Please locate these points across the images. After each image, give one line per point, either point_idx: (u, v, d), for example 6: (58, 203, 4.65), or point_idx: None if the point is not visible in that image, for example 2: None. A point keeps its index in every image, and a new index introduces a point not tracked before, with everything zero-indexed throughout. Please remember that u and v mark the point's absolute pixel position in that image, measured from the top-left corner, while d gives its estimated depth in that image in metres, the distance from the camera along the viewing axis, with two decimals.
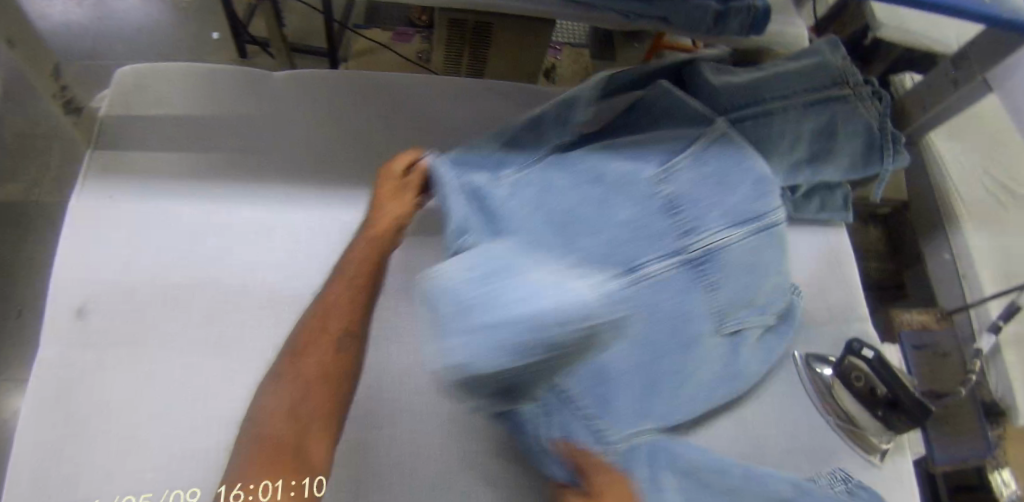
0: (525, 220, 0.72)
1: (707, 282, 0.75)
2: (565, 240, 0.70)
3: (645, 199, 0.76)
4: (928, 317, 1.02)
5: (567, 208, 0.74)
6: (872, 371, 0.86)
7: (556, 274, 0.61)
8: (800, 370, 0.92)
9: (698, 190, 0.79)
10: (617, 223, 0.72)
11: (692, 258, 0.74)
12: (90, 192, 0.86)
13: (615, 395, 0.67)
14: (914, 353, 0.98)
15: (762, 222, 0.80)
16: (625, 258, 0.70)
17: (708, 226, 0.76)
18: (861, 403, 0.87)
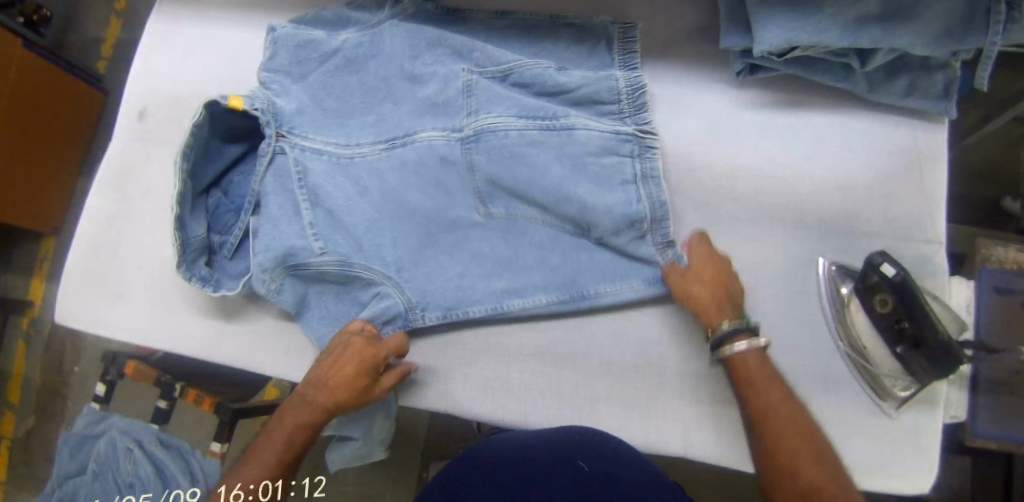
0: (401, 100, 0.81)
1: (514, 193, 0.76)
2: (387, 122, 0.80)
3: (511, 92, 0.78)
4: None
5: (423, 98, 0.79)
6: (896, 294, 0.71)
7: (346, 144, 0.80)
8: (818, 281, 0.79)
9: (544, 92, 0.78)
10: (415, 96, 0.80)
11: (474, 133, 0.75)
12: (160, 14, 0.96)
13: (463, 269, 0.78)
14: (990, 296, 0.80)
15: (632, 138, 0.73)
16: (404, 128, 0.79)
17: (495, 110, 0.76)
18: (880, 333, 0.75)
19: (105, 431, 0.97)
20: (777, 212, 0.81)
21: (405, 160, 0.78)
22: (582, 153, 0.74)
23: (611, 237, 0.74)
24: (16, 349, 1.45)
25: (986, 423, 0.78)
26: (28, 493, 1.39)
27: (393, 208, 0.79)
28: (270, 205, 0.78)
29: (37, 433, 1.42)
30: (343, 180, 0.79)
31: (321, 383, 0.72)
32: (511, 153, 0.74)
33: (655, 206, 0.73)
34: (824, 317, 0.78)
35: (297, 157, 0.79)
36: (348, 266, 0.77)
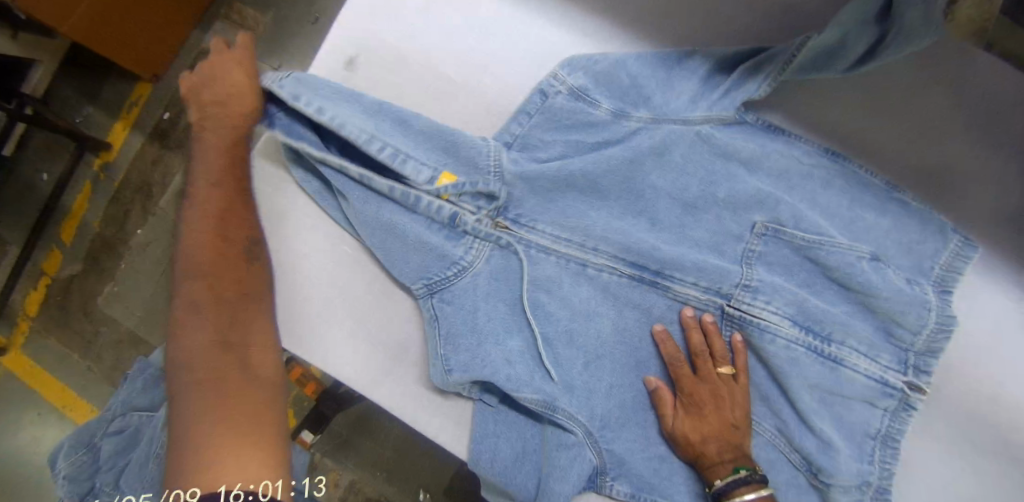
0: (663, 225, 0.69)
1: (757, 394, 0.68)
2: (636, 241, 0.66)
3: (796, 275, 0.67)
4: None
5: (694, 239, 0.68)
6: None
7: (586, 247, 0.68)
8: None
9: (826, 293, 0.68)
10: (681, 231, 0.68)
11: (741, 318, 0.65)
12: None
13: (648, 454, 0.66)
14: None
15: (898, 393, 0.67)
16: (659, 263, 0.66)
17: (776, 304, 0.65)
18: None
19: None
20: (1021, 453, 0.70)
21: (640, 307, 0.68)
22: (837, 391, 0.67)
23: (837, 495, 0.65)
24: (82, 188, 1.32)
25: None
26: (60, 338, 1.35)
27: (617, 352, 0.67)
28: (490, 290, 0.68)
29: (86, 281, 1.33)
30: (569, 294, 0.68)
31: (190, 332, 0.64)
32: (768, 365, 0.66)
33: (884, 473, 0.67)
34: None
35: (535, 244, 0.69)
36: (552, 410, 0.63)
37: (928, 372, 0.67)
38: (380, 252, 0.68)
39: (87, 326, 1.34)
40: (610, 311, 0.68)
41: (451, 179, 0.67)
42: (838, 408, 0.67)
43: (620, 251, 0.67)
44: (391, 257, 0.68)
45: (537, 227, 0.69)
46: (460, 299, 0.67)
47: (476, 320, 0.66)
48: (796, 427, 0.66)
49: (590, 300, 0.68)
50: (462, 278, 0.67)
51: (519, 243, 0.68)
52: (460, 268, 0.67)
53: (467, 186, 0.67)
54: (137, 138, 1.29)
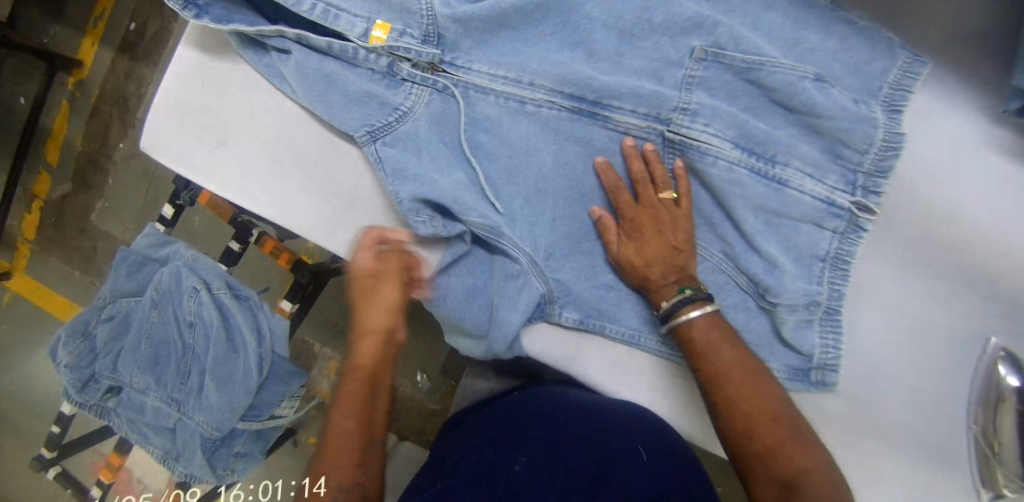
0: (604, 59, 0.68)
1: (703, 220, 0.69)
2: (573, 72, 0.66)
3: (739, 100, 0.67)
4: None
5: (632, 69, 0.67)
6: None
7: (524, 83, 0.68)
8: (981, 358, 0.73)
9: (771, 116, 0.67)
10: (621, 63, 0.67)
11: (681, 142, 0.66)
12: None
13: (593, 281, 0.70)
14: None
15: (846, 213, 0.66)
16: (597, 93, 0.66)
17: (715, 125, 0.65)
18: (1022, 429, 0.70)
19: (168, 260, 0.91)
20: (975, 271, 0.71)
21: (582, 139, 0.68)
22: (784, 214, 0.66)
23: (783, 314, 0.67)
24: (60, 107, 1.34)
25: None
26: (60, 258, 1.39)
27: (558, 183, 0.69)
28: (434, 133, 0.69)
29: (78, 199, 1.37)
30: (512, 131, 0.69)
31: (365, 337, 0.64)
32: (712, 188, 0.67)
33: (832, 295, 0.68)
34: (970, 393, 0.73)
35: (476, 85, 0.69)
36: (497, 237, 0.66)
37: (879, 193, 0.67)
38: (320, 104, 0.69)
39: (85, 245, 1.38)
40: (551, 144, 0.69)
41: (386, 28, 0.67)
42: (786, 230, 0.67)
43: (557, 85, 0.67)
44: (332, 109, 0.69)
45: (475, 69, 0.69)
46: (405, 142, 0.69)
47: (422, 159, 0.68)
48: (739, 249, 0.68)
49: (533, 135, 0.69)
50: (404, 123, 0.69)
51: (457, 87, 0.69)
52: (401, 113, 0.69)
53: (400, 35, 0.67)
54: (106, 52, 1.29)
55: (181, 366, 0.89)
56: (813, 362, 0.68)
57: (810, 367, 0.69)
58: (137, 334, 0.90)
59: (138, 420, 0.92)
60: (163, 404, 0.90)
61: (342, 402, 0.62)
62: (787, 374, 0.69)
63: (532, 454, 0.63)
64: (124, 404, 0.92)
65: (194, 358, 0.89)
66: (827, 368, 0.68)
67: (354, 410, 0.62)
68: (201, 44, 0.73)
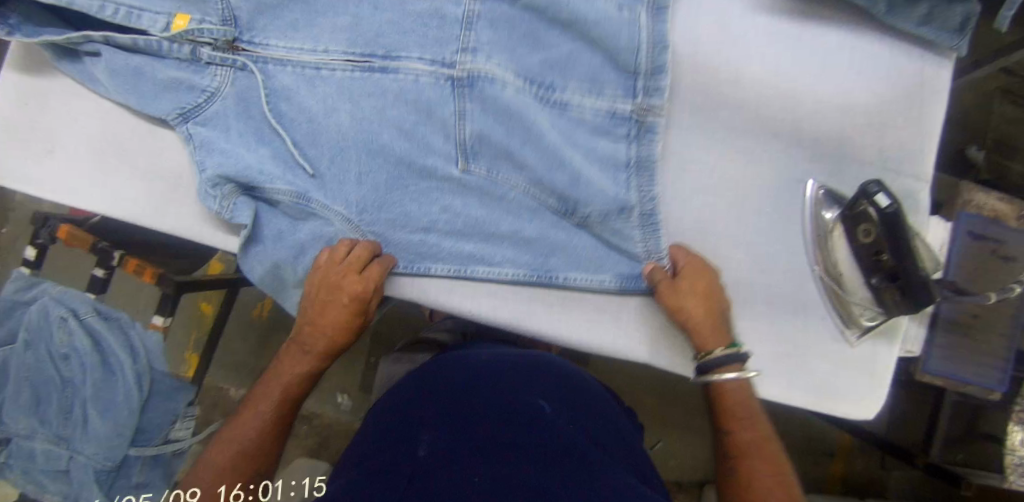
0: (387, 8, 0.71)
1: (502, 153, 0.70)
2: (364, 30, 0.71)
3: (519, 28, 0.70)
4: (1009, 208, 0.83)
5: (416, 13, 0.70)
6: (881, 225, 0.70)
7: (314, 46, 0.71)
8: (806, 201, 0.76)
9: (552, 36, 0.70)
10: (403, 7, 0.70)
11: (468, 77, 0.69)
12: None
13: (414, 210, 0.73)
14: (965, 240, 0.80)
15: (631, 118, 0.70)
16: (383, 46, 0.70)
17: (495, 56, 0.69)
18: (859, 262, 0.74)
19: (36, 299, 0.90)
20: (774, 125, 0.77)
21: (383, 88, 0.71)
22: (574, 131, 0.71)
23: (597, 221, 0.71)
24: None
25: (938, 360, 0.80)
26: None
27: (364, 142, 0.72)
28: (244, 105, 0.73)
29: None
30: (318, 93, 0.72)
31: (313, 328, 0.71)
32: (506, 117, 0.70)
33: (644, 199, 0.70)
34: (804, 241, 0.76)
35: (276, 53, 0.72)
36: (305, 202, 0.72)
37: (661, 94, 0.70)
38: (133, 96, 0.73)
39: None
40: (354, 94, 0.71)
41: (186, 19, 0.70)
42: (583, 143, 0.71)
43: (349, 45, 0.71)
44: (144, 97, 0.73)
45: (272, 43, 0.72)
46: (216, 121, 0.73)
47: (238, 131, 0.73)
48: (546, 172, 0.70)
49: (337, 94, 0.71)
50: (213, 102, 0.73)
51: (258, 63, 0.72)
52: (209, 93, 0.72)
53: (198, 22, 0.70)
54: None
55: (62, 402, 0.87)
56: (639, 257, 0.71)
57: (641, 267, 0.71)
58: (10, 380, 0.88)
59: (31, 470, 0.87)
60: (46, 446, 0.86)
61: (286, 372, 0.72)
62: (619, 282, 0.72)
63: (438, 430, 0.64)
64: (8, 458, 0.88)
65: (73, 389, 0.87)
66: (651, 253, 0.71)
67: (283, 383, 0.72)
68: (22, 68, 0.78)
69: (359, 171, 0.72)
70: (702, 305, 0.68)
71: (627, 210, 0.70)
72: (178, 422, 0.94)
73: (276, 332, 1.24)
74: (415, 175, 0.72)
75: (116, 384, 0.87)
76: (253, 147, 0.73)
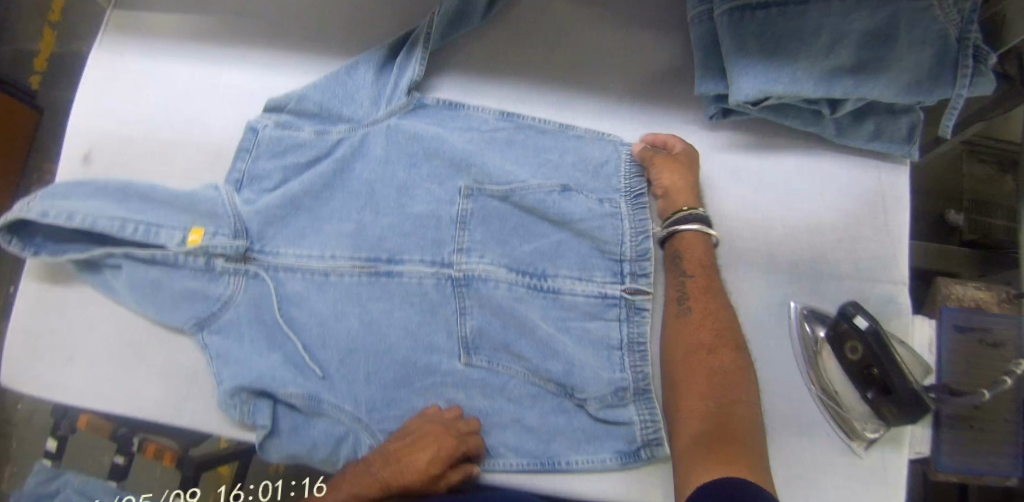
0: (387, 213, 0.79)
1: (500, 346, 0.76)
2: (366, 235, 0.78)
3: (508, 223, 0.79)
4: (989, 295, 0.85)
5: (416, 213, 0.79)
6: (868, 345, 0.73)
7: (321, 251, 0.78)
8: (791, 323, 0.80)
9: (539, 226, 0.79)
10: (404, 213, 0.78)
11: (465, 276, 0.77)
12: (103, 48, 0.87)
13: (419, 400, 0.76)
14: (951, 334, 0.83)
15: (620, 300, 0.77)
16: (387, 250, 0.78)
17: (488, 256, 0.78)
18: (851, 378, 0.76)
19: (56, 493, 0.91)
20: (748, 253, 0.81)
21: (388, 287, 0.77)
22: (567, 313, 0.77)
23: (595, 405, 0.74)
24: None
25: (949, 457, 0.82)
26: None
27: (372, 342, 0.76)
28: (254, 308, 0.78)
29: None
30: (326, 297, 0.77)
31: (396, 463, 0.70)
32: (503, 312, 0.76)
33: (638, 378, 0.75)
34: (796, 361, 0.79)
35: (285, 259, 0.78)
36: (317, 403, 0.74)
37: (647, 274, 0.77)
38: (153, 308, 0.78)
39: None
40: (360, 296, 0.77)
41: (200, 231, 0.77)
42: (575, 325, 0.77)
43: (354, 247, 0.78)
44: (162, 307, 0.78)
45: (279, 251, 0.78)
46: (227, 326, 0.77)
47: (249, 336, 0.77)
48: (540, 360, 0.75)
49: (344, 293, 0.77)
50: (227, 309, 0.77)
51: (269, 270, 0.78)
52: (223, 301, 0.77)
53: (212, 236, 0.76)
54: None
55: None
56: (638, 441, 0.74)
57: (637, 447, 0.74)
58: None
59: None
60: None
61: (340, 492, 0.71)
62: (619, 460, 0.74)
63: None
64: None
65: None
66: (652, 444, 0.73)
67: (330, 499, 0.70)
68: (40, 280, 0.83)
69: (367, 368, 0.76)
70: (715, 336, 0.72)
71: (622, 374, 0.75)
72: None
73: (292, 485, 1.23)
74: (421, 366, 0.76)
75: None
76: (264, 354, 0.76)
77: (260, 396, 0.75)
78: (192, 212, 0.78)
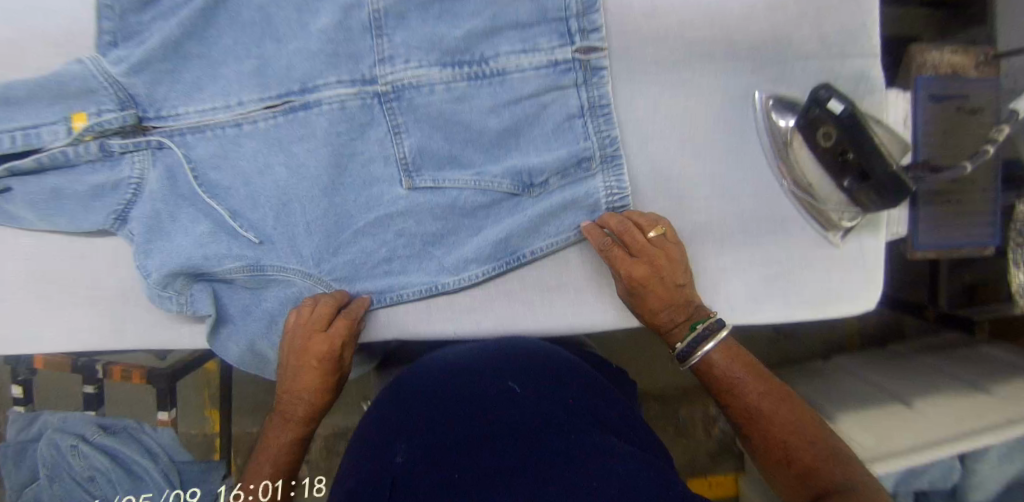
0: (290, 39, 0.68)
1: (446, 160, 0.70)
2: (273, 70, 0.68)
3: (429, 19, 0.68)
4: (965, 58, 0.77)
5: (324, 31, 0.67)
6: (840, 125, 0.66)
7: (224, 97, 0.68)
8: (756, 116, 0.74)
9: (467, 7, 0.68)
10: (309, 34, 0.68)
11: (393, 89, 0.69)
12: None
13: (369, 245, 0.71)
14: (926, 106, 0.76)
15: (573, 63, 0.69)
16: (297, 79, 0.68)
17: (416, 59, 0.68)
18: (822, 164, 0.71)
19: (41, 433, 0.90)
20: (704, 46, 0.72)
21: (308, 115, 0.69)
22: (516, 97, 0.70)
23: (556, 183, 0.71)
24: None
25: (927, 234, 0.78)
26: None
27: (308, 182, 0.69)
28: (168, 181, 0.68)
29: None
30: (243, 144, 0.69)
31: (290, 394, 0.68)
32: (443, 121, 0.70)
33: (604, 144, 0.71)
34: (763, 156, 0.74)
35: (185, 117, 0.68)
36: (262, 269, 0.69)
37: (596, 31, 0.69)
38: (63, 219, 0.69)
39: None
40: (285, 134, 0.69)
41: (83, 117, 0.66)
42: (522, 121, 0.70)
43: (258, 77, 0.68)
44: (72, 216, 0.69)
45: (179, 108, 0.68)
46: (137, 212, 0.68)
47: (174, 215, 0.68)
48: (489, 151, 0.70)
49: (266, 132, 0.69)
50: (143, 191, 0.68)
51: (173, 136, 0.68)
52: (136, 184, 0.68)
53: (98, 117, 0.65)
54: None
55: None
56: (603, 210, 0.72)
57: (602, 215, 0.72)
58: None
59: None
60: None
61: (288, 378, 0.68)
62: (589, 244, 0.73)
63: (406, 434, 0.61)
64: None
65: None
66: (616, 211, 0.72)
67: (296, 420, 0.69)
68: None
69: (307, 220, 0.70)
70: (779, 407, 0.64)
71: (583, 151, 0.70)
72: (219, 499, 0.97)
73: None
74: (366, 205, 0.71)
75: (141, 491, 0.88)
76: (194, 224, 0.68)
77: (199, 278, 0.69)
78: (59, 98, 0.65)
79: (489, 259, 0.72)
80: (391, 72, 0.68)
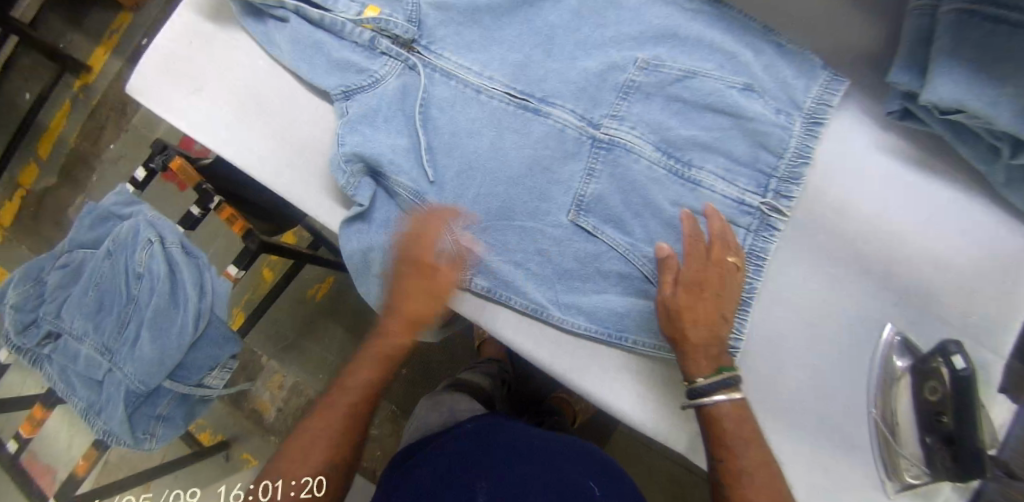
0: (557, 58, 0.78)
1: (612, 218, 0.76)
2: (529, 72, 0.78)
3: (669, 109, 0.77)
4: None
5: (586, 69, 0.77)
6: (952, 389, 0.68)
7: (480, 66, 0.78)
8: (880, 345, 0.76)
9: (701, 119, 0.76)
10: (573, 64, 0.77)
11: (610, 141, 0.76)
12: None
13: (509, 242, 0.77)
14: None
15: (758, 212, 0.75)
16: (543, 89, 0.77)
17: (640, 130, 0.76)
18: (916, 416, 0.73)
19: (132, 216, 0.96)
20: (869, 264, 0.78)
21: (531, 118, 0.77)
22: (699, 209, 0.75)
23: None
24: (62, 108, 1.44)
25: None
26: (27, 247, 1.44)
27: (496, 166, 0.76)
28: (401, 96, 0.78)
29: (59, 192, 1.44)
30: (470, 107, 0.78)
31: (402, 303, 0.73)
32: (630, 188, 0.76)
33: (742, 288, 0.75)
34: (868, 380, 0.76)
35: (443, 59, 0.78)
36: (421, 202, 0.75)
37: (791, 199, 0.75)
38: (306, 68, 0.80)
39: (56, 226, 1.43)
40: (505, 119, 0.77)
41: (375, 11, 0.77)
42: (690, 228, 0.76)
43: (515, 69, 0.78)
44: (314, 71, 0.79)
45: (444, 52, 0.79)
46: (367, 98, 0.78)
47: (387, 119, 0.77)
48: (650, 236, 0.76)
49: (492, 109, 0.77)
50: (377, 88, 0.78)
51: (426, 67, 0.78)
52: (374, 80, 0.78)
53: (386, 18, 0.76)
54: (117, 62, 1.41)
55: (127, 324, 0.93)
56: None
57: None
58: (92, 272, 0.95)
59: (70, 370, 0.95)
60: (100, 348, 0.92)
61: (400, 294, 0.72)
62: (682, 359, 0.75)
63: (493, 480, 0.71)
64: (54, 348, 0.95)
65: (135, 311, 0.93)
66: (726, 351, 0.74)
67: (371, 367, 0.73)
68: (203, 14, 0.85)
69: (477, 190, 0.76)
70: None
71: None
72: (215, 370, 1.00)
73: (322, 315, 1.27)
74: (528, 211, 0.76)
75: (171, 316, 0.92)
76: (396, 135, 0.77)
77: (373, 172, 0.76)
78: None
79: (594, 316, 0.76)
80: (615, 128, 0.76)
